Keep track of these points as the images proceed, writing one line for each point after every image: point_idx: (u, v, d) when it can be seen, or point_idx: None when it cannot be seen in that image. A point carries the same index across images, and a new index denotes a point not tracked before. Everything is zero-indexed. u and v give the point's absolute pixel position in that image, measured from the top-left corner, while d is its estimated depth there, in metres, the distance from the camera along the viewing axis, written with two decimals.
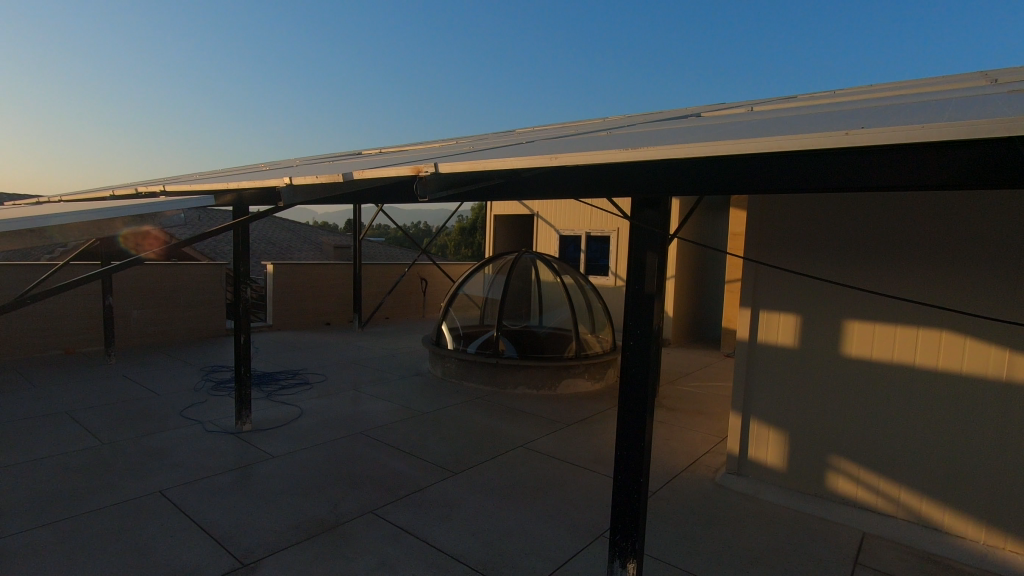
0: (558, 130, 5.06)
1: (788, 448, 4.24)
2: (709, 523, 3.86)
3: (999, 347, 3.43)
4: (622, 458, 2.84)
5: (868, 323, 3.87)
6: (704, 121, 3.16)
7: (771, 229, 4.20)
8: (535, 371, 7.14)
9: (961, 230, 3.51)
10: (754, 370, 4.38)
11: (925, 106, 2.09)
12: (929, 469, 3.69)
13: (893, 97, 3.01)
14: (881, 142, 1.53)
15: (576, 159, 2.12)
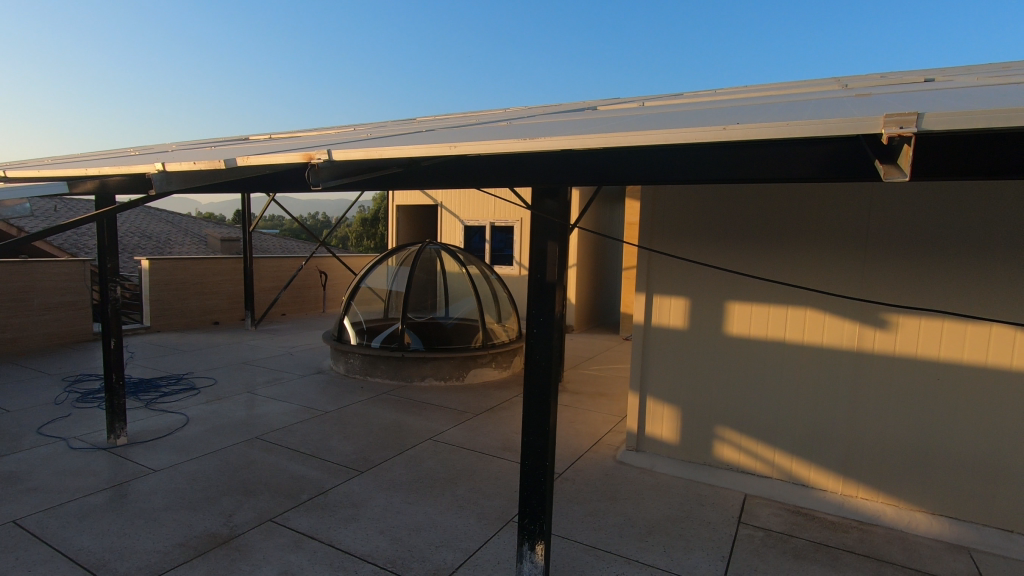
0: (459, 119, 5.01)
1: (681, 422, 4.55)
2: (612, 498, 4.06)
3: (852, 322, 3.90)
4: (529, 444, 2.90)
5: (747, 304, 4.24)
6: (599, 114, 3.27)
7: (662, 217, 4.46)
8: (442, 363, 7.09)
9: (822, 218, 3.94)
10: (650, 351, 4.65)
11: (791, 105, 2.30)
12: (798, 433, 4.13)
13: (764, 97, 3.30)
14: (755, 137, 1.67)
15: (476, 149, 2.11)
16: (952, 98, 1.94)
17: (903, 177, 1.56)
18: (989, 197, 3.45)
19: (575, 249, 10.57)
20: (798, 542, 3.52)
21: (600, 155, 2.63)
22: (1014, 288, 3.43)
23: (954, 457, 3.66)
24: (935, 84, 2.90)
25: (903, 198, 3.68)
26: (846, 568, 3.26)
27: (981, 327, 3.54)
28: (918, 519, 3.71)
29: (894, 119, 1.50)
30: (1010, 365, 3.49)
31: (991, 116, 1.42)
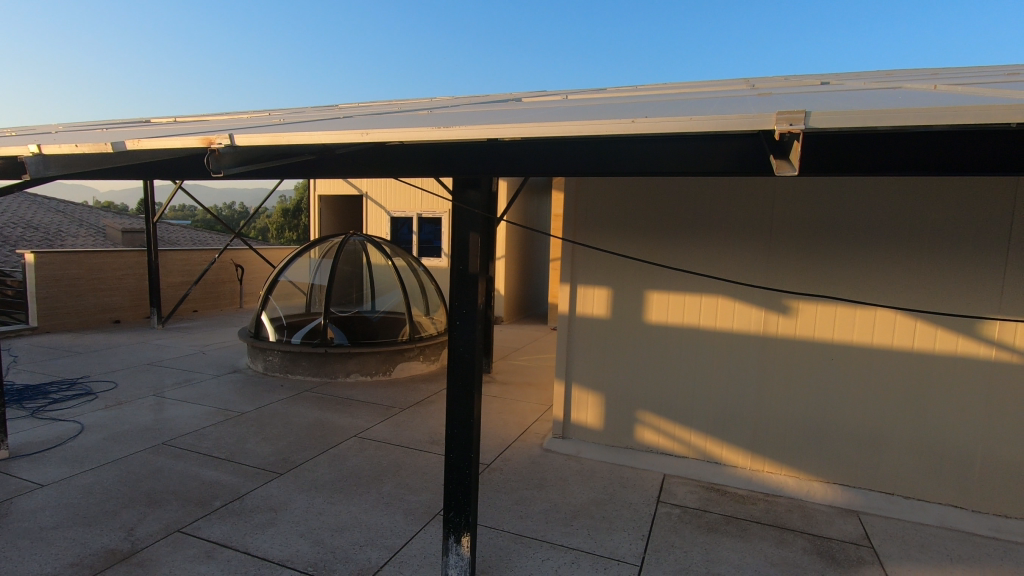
0: (381, 106, 4.86)
1: (604, 408, 4.70)
2: (539, 486, 4.12)
3: (759, 308, 4.16)
4: (453, 437, 2.88)
5: (665, 293, 4.42)
6: (522, 105, 3.28)
7: (585, 208, 4.55)
8: (368, 358, 6.91)
9: (732, 211, 4.16)
10: (574, 340, 4.75)
11: (699, 102, 2.41)
12: (712, 413, 4.37)
13: (677, 93, 3.43)
14: (660, 131, 1.74)
15: (388, 136, 2.14)
16: (839, 101, 2.11)
17: (793, 171, 1.68)
18: (874, 192, 3.79)
19: (503, 241, 10.61)
20: (711, 516, 3.74)
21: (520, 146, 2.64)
22: (895, 274, 3.80)
23: (846, 430, 4.01)
24: (827, 87, 3.14)
25: (802, 192, 3.96)
26: (753, 537, 3.50)
27: (868, 310, 3.88)
28: (816, 488, 4.04)
29: (785, 117, 1.61)
30: (891, 345, 3.86)
31: (864, 117, 1.56)
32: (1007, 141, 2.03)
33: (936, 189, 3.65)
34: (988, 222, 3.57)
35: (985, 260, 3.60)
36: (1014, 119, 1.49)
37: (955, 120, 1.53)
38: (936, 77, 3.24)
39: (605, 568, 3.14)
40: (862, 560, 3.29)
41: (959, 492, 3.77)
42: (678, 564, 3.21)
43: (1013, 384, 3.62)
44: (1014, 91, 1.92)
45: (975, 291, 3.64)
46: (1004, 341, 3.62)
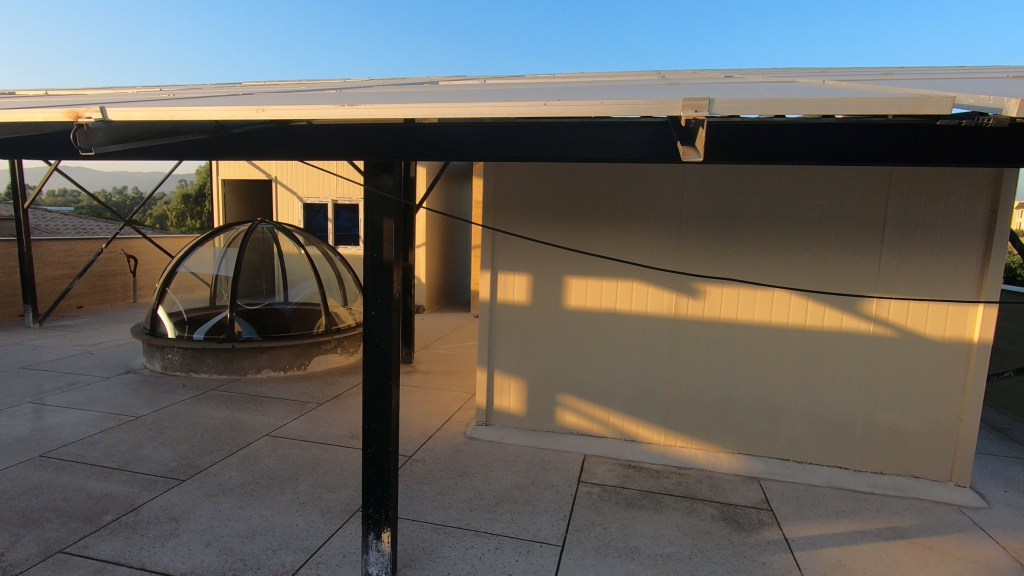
0: (287, 84, 4.55)
1: (526, 393, 4.74)
2: (462, 474, 4.10)
3: (670, 292, 4.35)
4: (371, 431, 2.79)
5: (583, 278, 4.50)
6: (438, 88, 3.19)
7: (504, 194, 4.52)
8: (280, 352, 6.55)
9: (645, 198, 4.29)
10: (496, 327, 4.74)
11: (612, 89, 2.46)
12: (628, 393, 4.53)
13: (592, 80, 3.47)
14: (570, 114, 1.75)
15: (287, 113, 2.01)
16: (745, 90, 2.22)
17: (698, 157, 1.74)
18: (772, 180, 4.05)
19: (424, 228, 10.41)
20: (628, 492, 3.89)
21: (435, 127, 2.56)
22: (790, 257, 4.09)
23: (749, 403, 4.30)
24: (729, 79, 3.30)
25: (709, 180, 4.15)
26: (667, 509, 3.68)
27: (767, 292, 4.17)
28: (723, 458, 4.32)
29: (690, 104, 1.66)
30: (787, 323, 4.17)
31: (763, 105, 1.64)
32: (881, 134, 2.23)
33: (825, 178, 3.95)
34: (867, 209, 3.94)
35: (866, 243, 3.97)
36: (889, 112, 1.62)
37: (839, 111, 1.65)
38: (824, 73, 3.50)
39: (528, 551, 3.18)
40: (763, 522, 3.55)
41: (844, 455, 4.17)
42: (599, 540, 3.31)
43: (888, 355, 4.02)
44: (886, 88, 2.12)
45: (857, 272, 4.00)
46: (880, 317, 4.01)
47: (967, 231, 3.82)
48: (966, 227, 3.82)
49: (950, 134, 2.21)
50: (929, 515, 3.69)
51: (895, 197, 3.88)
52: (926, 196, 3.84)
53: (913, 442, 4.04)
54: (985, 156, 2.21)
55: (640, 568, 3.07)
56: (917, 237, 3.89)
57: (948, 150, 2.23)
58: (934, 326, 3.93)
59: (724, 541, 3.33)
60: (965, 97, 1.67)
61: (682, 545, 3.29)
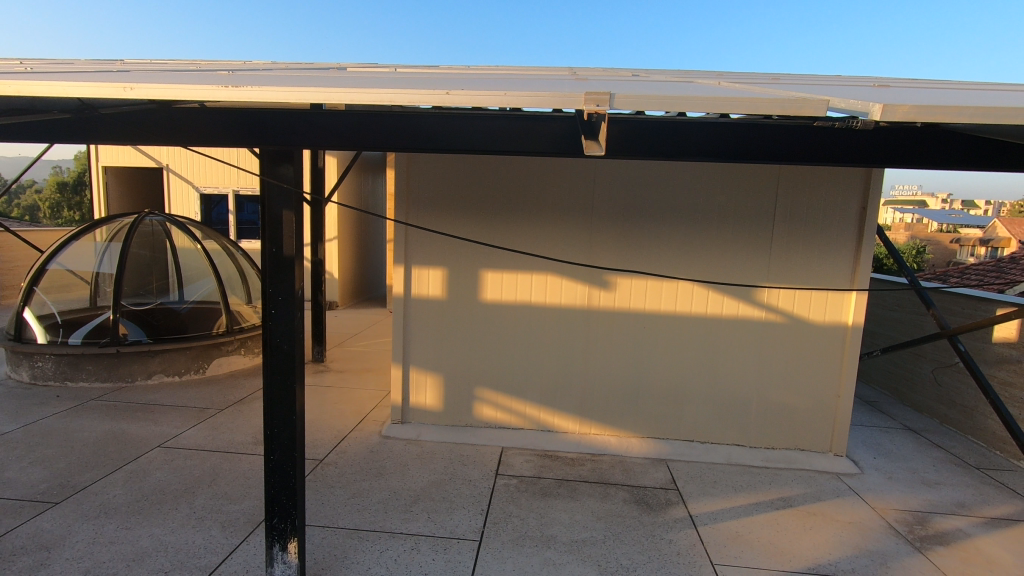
0: (174, 62, 4.16)
1: (443, 389, 4.68)
2: (377, 475, 3.98)
3: (583, 284, 4.45)
4: (274, 437, 2.62)
5: (499, 272, 4.50)
6: (344, 74, 3.04)
7: (417, 186, 4.41)
8: (174, 355, 6.02)
9: (558, 192, 4.36)
10: (411, 322, 4.63)
11: (523, 82, 2.47)
12: (545, 384, 4.59)
13: (504, 71, 3.49)
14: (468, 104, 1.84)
15: (157, 93, 1.92)
16: (650, 88, 2.31)
17: (600, 153, 1.85)
18: (676, 175, 4.24)
19: (335, 221, 10.00)
20: (545, 481, 3.95)
21: (338, 114, 2.45)
22: (693, 249, 4.31)
23: (656, 389, 4.51)
24: (635, 76, 3.41)
25: (618, 175, 4.28)
26: (582, 495, 3.78)
27: (672, 283, 4.37)
28: (634, 443, 4.50)
29: (592, 98, 1.73)
30: (691, 312, 4.40)
31: (657, 101, 1.72)
32: (769, 134, 2.41)
33: (723, 175, 4.20)
34: (759, 204, 4.23)
35: (760, 236, 4.26)
36: (774, 112, 1.75)
37: (731, 110, 1.75)
38: (720, 74, 3.71)
39: (445, 548, 3.15)
40: (670, 502, 3.74)
41: (741, 433, 4.48)
42: (516, 531, 3.34)
43: (778, 339, 4.37)
44: (773, 91, 2.28)
45: (752, 263, 4.29)
46: (771, 304, 4.33)
47: (843, 225, 4.21)
48: (842, 221, 4.21)
49: (827, 135, 2.41)
50: (813, 484, 4.06)
51: (783, 193, 4.20)
52: (809, 193, 4.19)
53: (800, 418, 4.42)
54: (857, 156, 2.43)
55: (557, 555, 3.13)
56: (800, 231, 4.24)
57: (828, 150, 2.42)
58: (816, 311, 4.31)
59: (635, 523, 3.47)
60: (838, 101, 1.84)
61: (596, 530, 3.39)
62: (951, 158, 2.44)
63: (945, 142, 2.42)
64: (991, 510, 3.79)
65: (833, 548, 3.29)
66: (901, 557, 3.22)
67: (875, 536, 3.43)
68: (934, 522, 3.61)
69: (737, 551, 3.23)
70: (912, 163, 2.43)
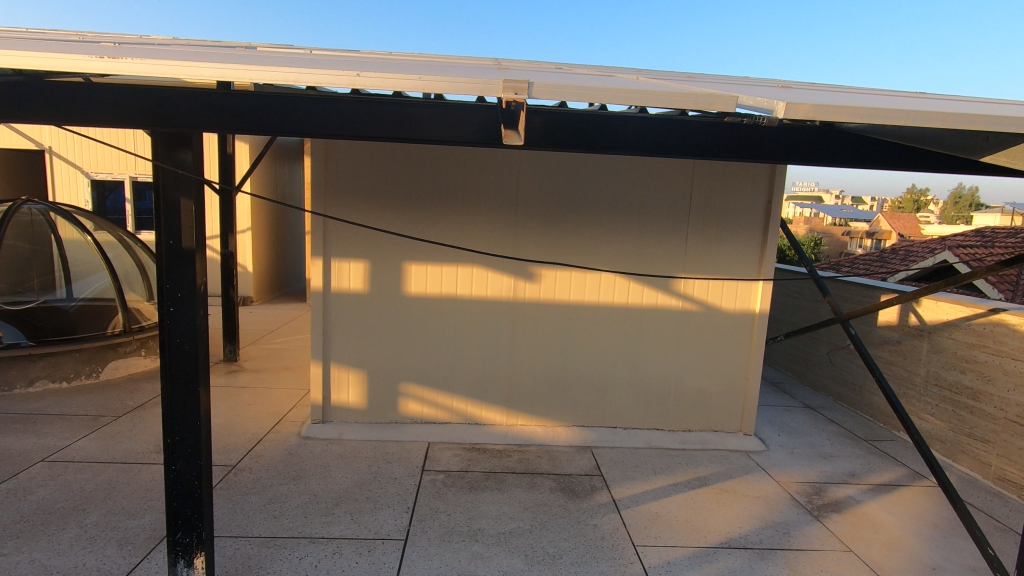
0: (53, 32, 3.71)
1: (367, 385, 4.53)
2: (296, 478, 3.79)
3: (509, 276, 4.44)
4: (176, 445, 2.41)
5: (423, 264, 4.40)
6: (251, 52, 2.83)
7: (335, 176, 4.21)
8: (61, 359, 5.43)
9: (482, 183, 4.32)
10: (331, 317, 4.44)
11: (443, 68, 2.41)
12: (471, 377, 4.56)
13: (427, 57, 3.43)
14: (381, 87, 1.84)
15: (19, 59, 1.81)
16: (570, 80, 2.33)
17: (518, 142, 1.92)
18: (598, 169, 4.32)
19: (248, 213, 9.37)
20: (472, 475, 3.93)
21: (246, 95, 2.28)
22: (616, 241, 4.42)
23: (580, 378, 4.60)
24: (557, 69, 3.42)
25: (543, 167, 4.31)
26: (509, 487, 3.79)
27: (595, 274, 4.47)
28: (560, 432, 4.58)
29: (511, 85, 1.79)
30: (613, 302, 4.52)
31: (574, 91, 1.79)
32: (684, 129, 2.49)
33: (643, 168, 4.33)
34: (676, 198, 4.40)
35: (677, 229, 4.44)
36: (686, 106, 1.82)
37: (647, 103, 1.82)
38: (640, 71, 3.80)
39: (368, 550, 3.05)
40: (594, 488, 3.84)
41: (661, 418, 4.67)
42: (443, 527, 3.29)
43: (694, 327, 4.58)
44: (687, 87, 2.36)
45: (670, 254, 4.47)
46: (688, 294, 4.53)
47: (751, 218, 4.47)
48: (750, 215, 4.47)
49: (735, 132, 2.53)
50: (725, 462, 4.30)
51: (698, 187, 4.39)
52: (721, 188, 4.41)
53: (714, 401, 4.67)
54: (763, 152, 2.57)
55: (484, 548, 3.12)
56: (713, 223, 4.46)
57: (736, 147, 2.54)
58: (728, 300, 4.56)
59: (561, 510, 3.53)
60: (746, 98, 1.91)
61: (523, 520, 3.41)
62: (847, 157, 2.64)
63: (838, 141, 2.61)
64: (877, 478, 4.19)
65: (742, 522, 3.50)
66: (802, 525, 3.49)
67: (779, 507, 3.69)
68: (830, 491, 3.94)
69: (657, 531, 3.37)
70: (809, 160, 2.60)
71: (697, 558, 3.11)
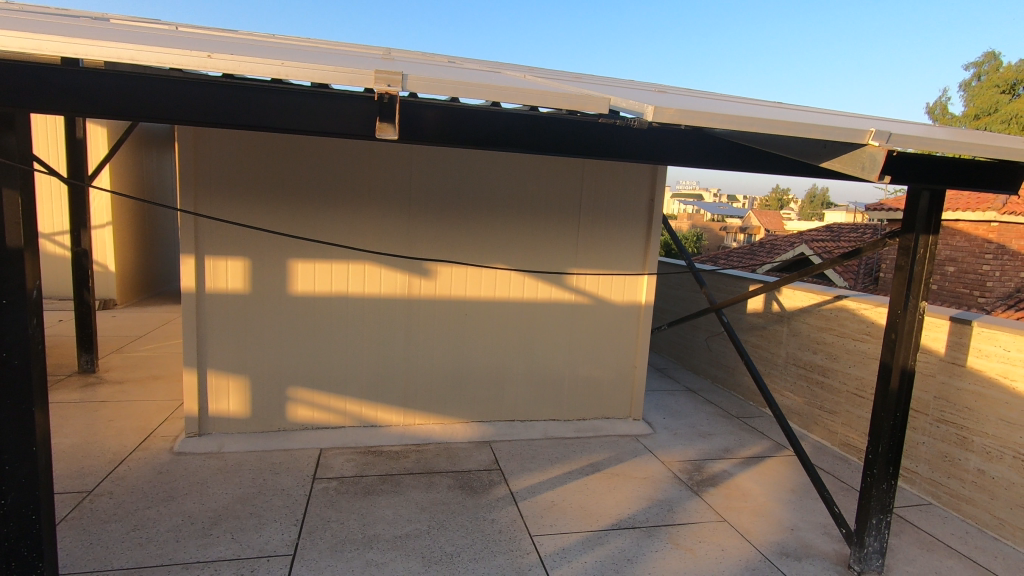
0: None
1: (249, 392, 4.22)
2: (167, 499, 3.43)
3: (403, 273, 4.33)
4: (5, 477, 2.08)
5: (310, 262, 4.16)
6: (96, 24, 2.51)
7: (207, 167, 3.87)
8: None
9: (373, 177, 4.17)
10: (206, 321, 4.07)
11: (322, 53, 2.31)
12: (364, 378, 4.40)
13: (309, 46, 3.24)
14: (237, 71, 1.73)
15: None
16: (450, 74, 2.31)
17: (391, 135, 1.93)
18: (492, 165, 4.34)
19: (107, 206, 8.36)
20: (367, 479, 3.80)
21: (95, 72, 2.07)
22: (510, 237, 4.47)
23: (477, 373, 4.61)
24: (448, 63, 3.38)
25: (437, 162, 4.25)
26: (405, 488, 3.71)
27: (491, 270, 4.49)
28: (458, 429, 4.56)
29: (383, 77, 1.78)
30: (509, 297, 4.57)
31: (449, 85, 1.79)
32: (561, 126, 2.62)
33: (534, 165, 4.41)
34: (567, 195, 4.54)
35: (568, 225, 4.58)
36: (561, 106, 1.88)
37: (527, 101, 1.85)
38: (530, 70, 3.85)
39: (251, 570, 2.84)
40: (492, 482, 3.86)
41: (556, 408, 4.80)
42: (335, 537, 3.15)
43: (585, 319, 4.75)
44: (564, 86, 2.41)
45: (562, 250, 4.60)
46: (579, 288, 4.69)
47: (636, 214, 4.72)
48: (635, 212, 4.71)
49: (608, 132, 2.70)
50: (616, 447, 4.52)
51: (588, 185, 4.56)
52: (609, 186, 4.61)
53: (605, 389, 4.88)
54: (630, 152, 2.76)
55: (379, 554, 3.02)
56: (602, 219, 4.65)
57: (608, 146, 2.71)
58: (616, 293, 4.78)
59: (459, 508, 3.52)
60: (619, 100, 2.00)
61: (420, 522, 3.35)
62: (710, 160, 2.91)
63: (697, 144, 2.86)
64: (746, 451, 4.62)
65: (631, 503, 3.70)
66: (683, 501, 3.75)
67: (664, 486, 3.95)
68: (707, 467, 4.28)
69: (552, 519, 3.46)
70: (671, 160, 2.83)
71: (589, 542, 3.24)
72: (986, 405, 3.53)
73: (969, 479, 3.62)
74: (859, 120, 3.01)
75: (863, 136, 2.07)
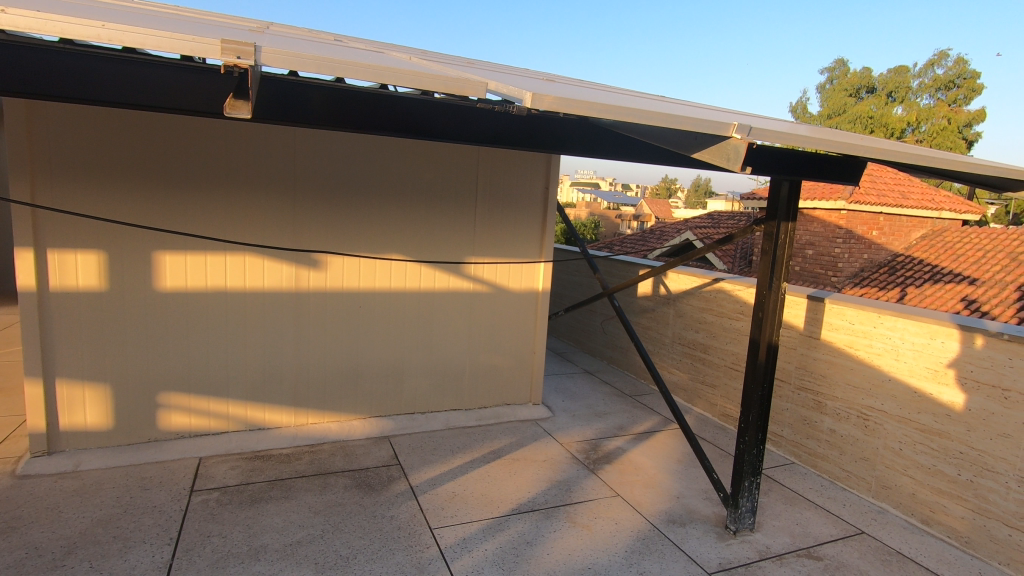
0: None
1: (111, 402, 3.76)
2: (5, 531, 2.97)
3: (289, 264, 4.06)
4: None
5: (180, 254, 3.77)
6: None
7: (46, 147, 3.38)
8: None
9: (250, 161, 3.85)
10: (52, 323, 3.56)
11: (175, 21, 2.19)
12: (248, 378, 4.09)
13: (166, 13, 2.91)
14: (37, 30, 1.47)
15: None
16: (318, 49, 2.20)
17: (245, 113, 1.75)
18: (382, 150, 4.18)
19: None
20: (253, 487, 3.54)
21: None
22: (404, 226, 4.34)
23: (374, 366, 4.45)
24: (330, 41, 3.19)
25: (322, 146, 4.01)
26: (297, 493, 3.51)
27: (385, 260, 4.34)
28: (356, 426, 4.38)
29: (232, 47, 1.59)
30: (405, 288, 4.44)
31: (313, 62, 1.67)
32: (434, 107, 2.67)
33: (428, 151, 4.31)
34: (461, 182, 4.48)
35: (464, 213, 4.53)
36: (438, 88, 1.82)
37: (405, 82, 1.77)
38: (420, 52, 3.75)
39: None
40: (391, 478, 3.76)
41: (457, 397, 4.76)
42: (216, 553, 2.90)
43: (484, 307, 4.75)
44: (440, 68, 2.40)
45: (458, 238, 4.54)
46: (477, 276, 4.67)
47: (531, 202, 4.77)
48: (530, 200, 4.77)
49: (481, 115, 2.79)
50: (517, 433, 4.59)
51: (482, 173, 4.53)
52: (503, 173, 4.61)
53: (505, 376, 4.93)
54: (495, 136, 2.90)
55: (266, 566, 2.83)
56: (498, 207, 4.65)
57: (476, 128, 2.82)
58: (513, 280, 4.82)
59: (356, 508, 3.39)
60: (500, 86, 1.96)
61: (312, 526, 3.18)
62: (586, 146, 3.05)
63: (563, 129, 3.05)
64: (638, 427, 4.88)
65: (531, 486, 3.77)
66: (579, 480, 3.89)
67: (562, 467, 4.06)
68: (603, 445, 4.47)
69: (453, 510, 3.44)
70: (534, 146, 3.02)
71: (490, 529, 3.26)
72: (837, 371, 3.98)
73: (823, 438, 4.07)
74: (727, 114, 3.23)
75: (729, 129, 2.19)
